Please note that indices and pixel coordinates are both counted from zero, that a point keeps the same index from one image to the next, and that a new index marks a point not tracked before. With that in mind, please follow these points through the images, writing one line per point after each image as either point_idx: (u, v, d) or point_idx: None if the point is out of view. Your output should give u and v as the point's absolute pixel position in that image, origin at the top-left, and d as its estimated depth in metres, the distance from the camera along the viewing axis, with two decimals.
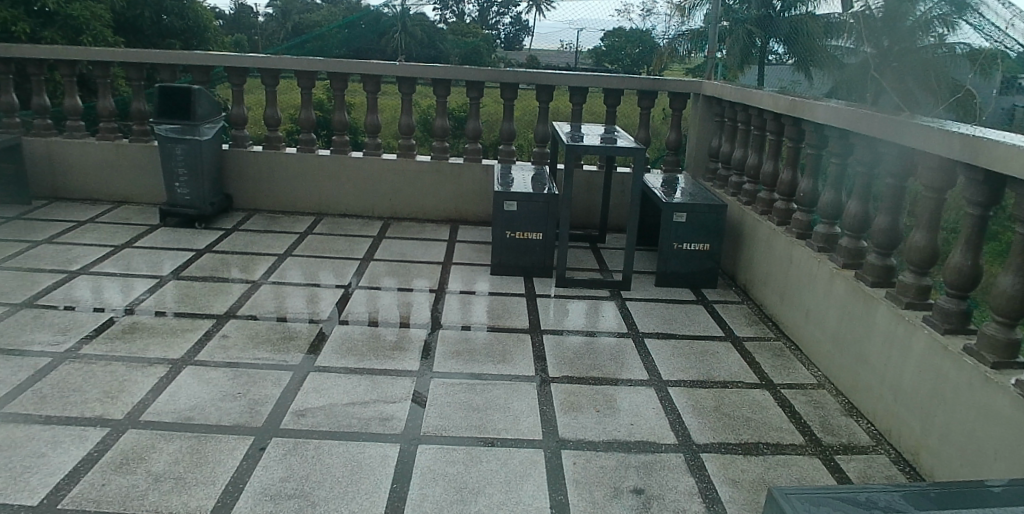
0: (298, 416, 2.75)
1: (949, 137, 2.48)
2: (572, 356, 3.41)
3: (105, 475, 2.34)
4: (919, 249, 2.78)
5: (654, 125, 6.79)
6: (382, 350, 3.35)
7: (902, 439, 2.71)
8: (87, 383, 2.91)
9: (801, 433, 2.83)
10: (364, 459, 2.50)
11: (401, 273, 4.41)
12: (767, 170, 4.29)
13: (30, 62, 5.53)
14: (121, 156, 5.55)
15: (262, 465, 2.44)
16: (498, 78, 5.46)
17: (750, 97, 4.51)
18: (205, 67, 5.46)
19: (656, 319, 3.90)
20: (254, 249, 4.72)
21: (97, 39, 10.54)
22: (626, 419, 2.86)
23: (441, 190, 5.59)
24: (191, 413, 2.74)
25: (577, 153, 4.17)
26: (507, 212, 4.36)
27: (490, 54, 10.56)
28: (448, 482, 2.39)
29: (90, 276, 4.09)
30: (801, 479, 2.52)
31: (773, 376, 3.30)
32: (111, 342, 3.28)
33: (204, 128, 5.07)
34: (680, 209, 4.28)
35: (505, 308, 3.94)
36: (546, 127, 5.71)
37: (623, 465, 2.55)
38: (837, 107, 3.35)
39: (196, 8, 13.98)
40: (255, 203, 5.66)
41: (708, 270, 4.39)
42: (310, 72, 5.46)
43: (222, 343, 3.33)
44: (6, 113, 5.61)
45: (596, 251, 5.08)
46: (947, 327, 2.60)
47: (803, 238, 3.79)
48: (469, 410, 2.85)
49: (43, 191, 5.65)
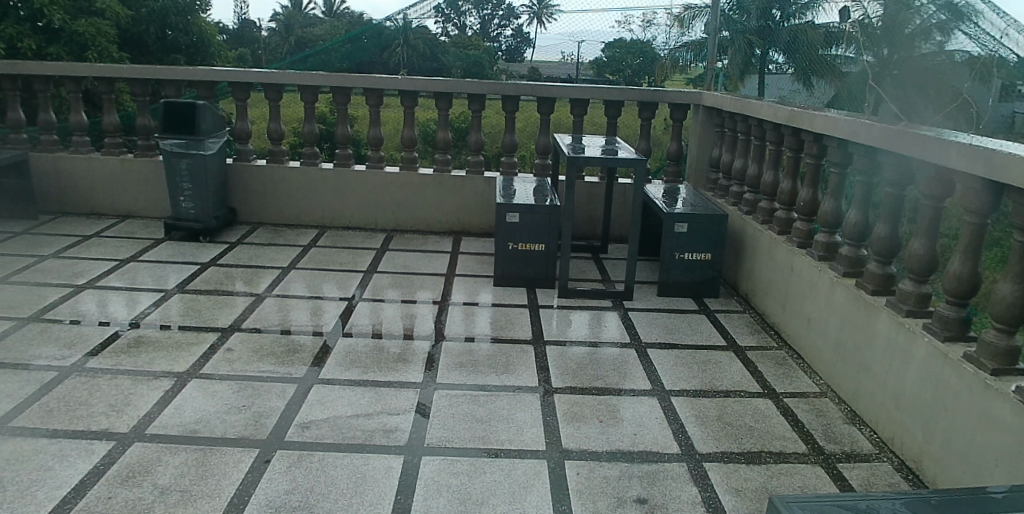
0: (302, 428, 2.77)
1: (946, 145, 2.50)
2: (574, 366, 3.42)
3: (111, 488, 2.36)
4: (918, 257, 2.81)
5: (655, 134, 6.88)
6: (386, 362, 3.37)
7: (904, 447, 2.72)
8: (93, 398, 2.93)
9: (803, 441, 2.83)
10: (368, 470, 2.51)
11: (405, 285, 4.43)
12: (768, 180, 4.31)
13: (37, 78, 5.58)
14: (126, 171, 5.59)
15: (267, 477, 2.46)
16: (499, 90, 5.49)
17: (749, 107, 4.54)
18: (209, 82, 5.49)
19: (659, 329, 3.91)
20: (257, 262, 4.75)
21: (102, 56, 10.65)
22: (629, 429, 2.86)
23: (443, 202, 5.62)
24: (197, 426, 2.75)
25: (578, 164, 4.19)
26: (509, 224, 4.38)
27: (494, 66, 10.74)
28: (453, 493, 2.41)
29: (95, 290, 4.12)
30: (805, 488, 2.52)
31: (775, 386, 3.30)
32: (117, 356, 3.30)
33: (210, 143, 5.12)
34: (680, 219, 4.29)
35: (509, 319, 3.95)
36: (547, 138, 5.74)
37: (626, 475, 2.56)
38: (836, 116, 3.37)
39: (200, 23, 14.19)
40: (259, 217, 5.70)
41: (711, 279, 4.40)
42: (313, 86, 5.51)
43: (227, 356, 3.36)
44: (13, 129, 5.67)
45: (598, 261, 5.10)
46: (948, 335, 2.61)
47: (804, 247, 3.80)
48: (473, 421, 2.87)
49: (49, 205, 5.69)
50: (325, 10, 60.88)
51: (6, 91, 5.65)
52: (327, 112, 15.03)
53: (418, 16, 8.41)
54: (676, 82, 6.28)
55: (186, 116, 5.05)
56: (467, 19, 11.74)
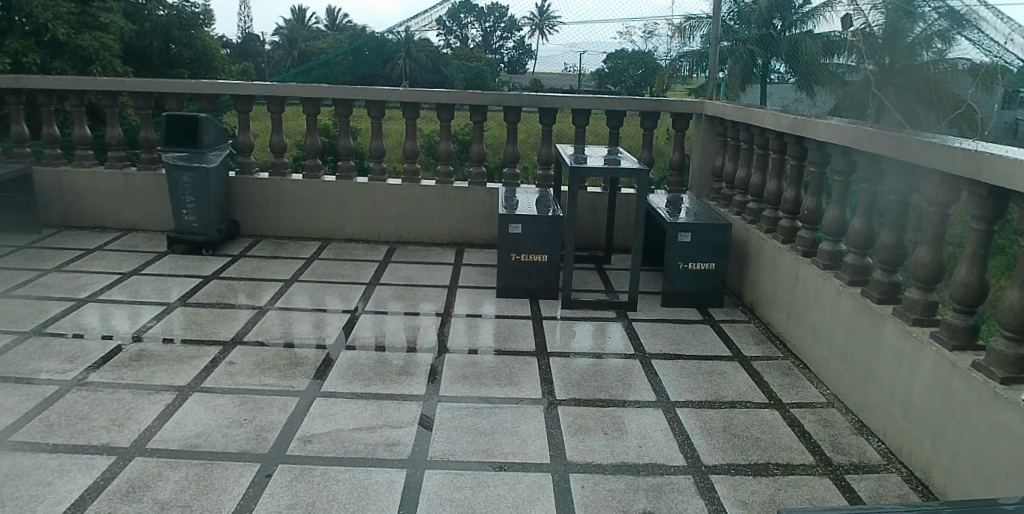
0: (304, 442, 2.75)
1: (952, 153, 2.48)
2: (578, 378, 3.39)
3: (111, 503, 2.34)
4: (924, 264, 2.77)
5: (660, 145, 6.85)
6: (389, 375, 3.34)
7: (914, 458, 2.68)
8: (94, 412, 2.92)
9: (810, 452, 2.80)
10: (370, 485, 2.49)
11: (408, 297, 4.41)
12: (772, 189, 4.30)
13: (40, 92, 5.60)
14: (128, 184, 5.60)
15: (269, 492, 2.43)
16: (501, 102, 5.47)
17: (752, 115, 4.53)
18: (212, 95, 5.49)
19: (663, 339, 3.89)
20: (261, 275, 4.74)
21: (105, 70, 10.67)
22: (634, 441, 2.84)
23: (446, 213, 5.61)
24: (198, 440, 2.73)
25: (581, 174, 4.17)
26: (512, 235, 4.36)
27: (495, 77, 10.72)
28: (455, 508, 2.38)
29: (98, 303, 4.11)
30: (812, 500, 2.49)
31: (782, 396, 3.27)
32: (119, 370, 3.29)
33: (211, 155, 5.10)
34: (684, 228, 4.28)
35: (511, 331, 3.93)
36: (549, 149, 5.74)
37: (632, 487, 2.53)
38: (839, 124, 3.36)
39: (203, 37, 14.32)
40: (263, 230, 5.70)
41: (715, 289, 4.38)
42: (315, 98, 5.49)
43: (229, 370, 3.34)
44: (17, 143, 5.69)
45: (602, 272, 5.08)
46: (955, 344, 2.58)
47: (808, 255, 3.78)
48: (476, 434, 2.84)
49: (52, 219, 5.70)
50: (328, 24, 61.01)
51: (10, 105, 5.67)
52: (330, 126, 15.01)
53: (419, 29, 8.36)
54: (678, 92, 6.25)
55: (188, 129, 5.04)
56: (467, 31, 11.72)
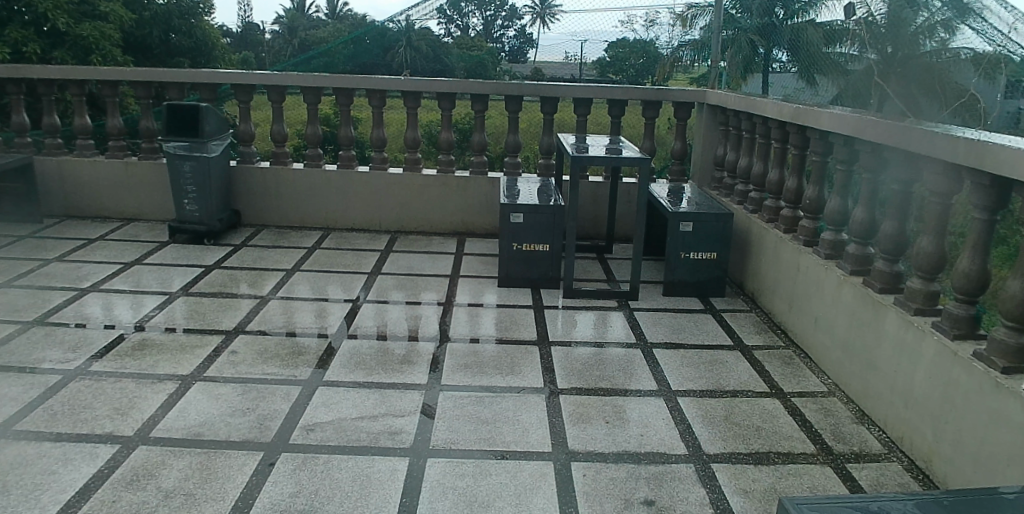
0: (306, 431, 2.76)
1: (954, 142, 2.47)
2: (580, 367, 3.40)
3: (116, 492, 2.35)
4: (926, 254, 2.77)
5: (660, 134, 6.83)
6: (391, 364, 3.35)
7: (914, 447, 2.69)
8: (98, 401, 2.93)
9: (811, 441, 2.81)
10: (373, 473, 2.50)
11: (410, 287, 4.42)
12: (773, 179, 4.28)
13: (41, 82, 5.58)
14: (129, 174, 5.59)
15: (272, 480, 2.44)
16: (502, 91, 5.46)
17: (754, 105, 4.51)
18: (212, 84, 5.47)
19: (665, 329, 3.89)
20: (263, 264, 4.75)
21: (106, 60, 10.63)
22: (635, 430, 2.84)
23: (447, 202, 5.61)
24: (201, 429, 2.74)
25: (582, 163, 4.16)
26: (513, 225, 4.36)
27: (495, 65, 10.69)
28: (458, 496, 2.39)
29: (100, 293, 4.12)
30: (813, 488, 2.50)
31: (783, 385, 3.28)
32: (121, 360, 3.30)
33: (212, 145, 5.10)
34: (686, 218, 4.27)
35: (513, 320, 3.94)
36: (550, 138, 5.73)
37: (633, 476, 2.54)
38: (842, 113, 3.34)
39: (203, 26, 14.25)
40: (264, 219, 5.69)
41: (716, 278, 4.38)
42: (315, 87, 5.48)
43: (231, 359, 3.35)
44: (18, 132, 5.68)
45: (603, 261, 5.08)
46: (957, 333, 2.58)
47: (810, 245, 3.77)
48: (478, 423, 2.85)
49: (53, 209, 5.70)
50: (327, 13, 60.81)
51: (10, 95, 5.66)
52: (331, 114, 14.97)
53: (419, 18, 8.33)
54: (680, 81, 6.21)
55: (190, 119, 5.05)
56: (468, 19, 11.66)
